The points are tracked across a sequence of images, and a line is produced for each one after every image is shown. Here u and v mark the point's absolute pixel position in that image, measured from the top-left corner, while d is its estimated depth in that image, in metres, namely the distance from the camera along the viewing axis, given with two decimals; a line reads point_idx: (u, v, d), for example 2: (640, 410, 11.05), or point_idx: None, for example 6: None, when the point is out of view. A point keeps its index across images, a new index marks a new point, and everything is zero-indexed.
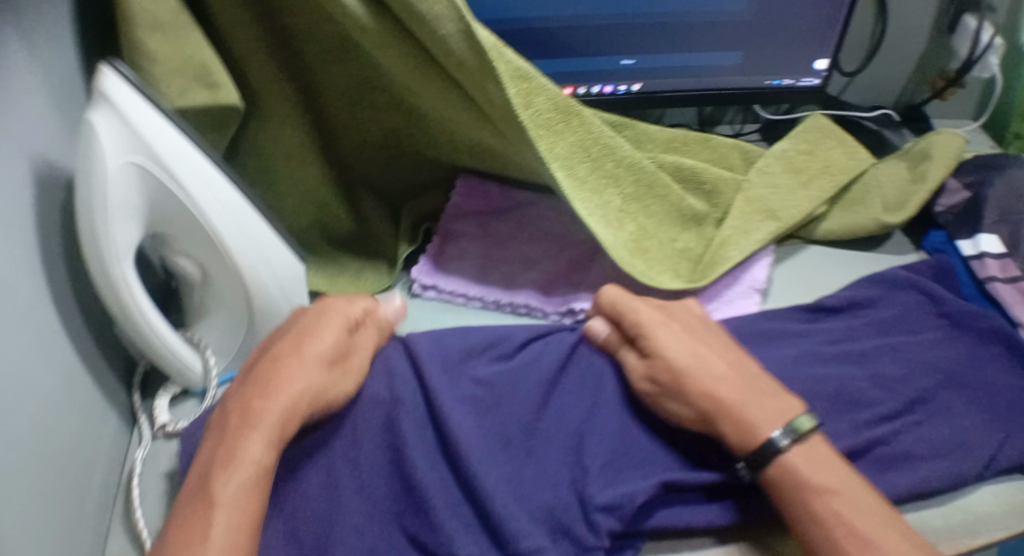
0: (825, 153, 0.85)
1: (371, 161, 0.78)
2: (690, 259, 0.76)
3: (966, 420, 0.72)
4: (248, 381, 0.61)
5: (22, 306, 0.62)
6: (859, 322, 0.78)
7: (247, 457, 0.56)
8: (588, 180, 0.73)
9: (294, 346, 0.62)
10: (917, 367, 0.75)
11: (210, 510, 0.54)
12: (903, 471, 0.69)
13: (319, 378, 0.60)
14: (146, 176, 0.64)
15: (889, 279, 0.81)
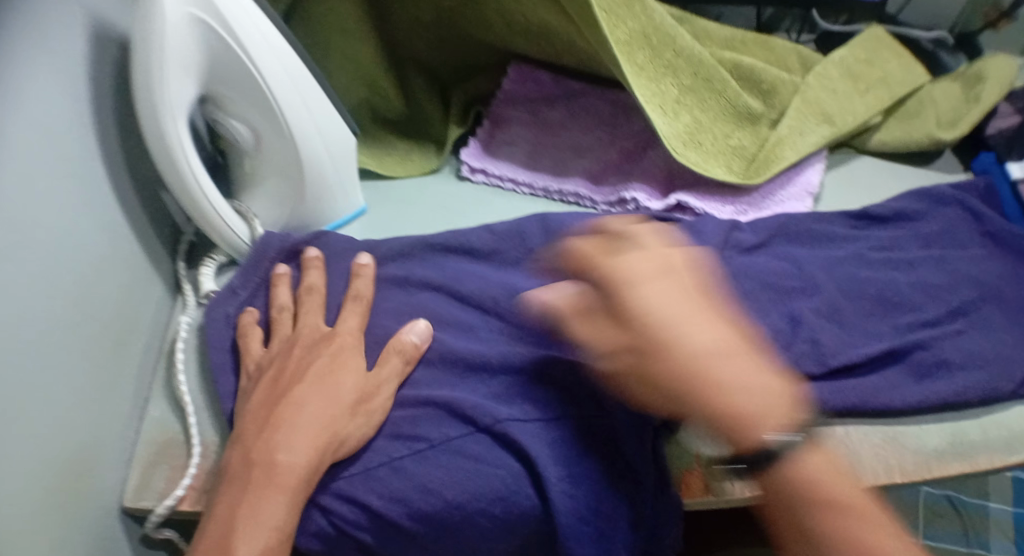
0: (883, 65, 0.83)
1: (425, 42, 0.76)
2: (743, 156, 0.74)
3: (1005, 335, 0.71)
4: (260, 431, 0.58)
5: (69, 153, 0.60)
6: (904, 234, 0.76)
7: (274, 467, 0.56)
8: (647, 67, 0.71)
9: (284, 393, 0.60)
10: (961, 280, 0.73)
11: (272, 495, 0.56)
12: (938, 379, 0.69)
13: (360, 391, 0.61)
14: (204, 31, 0.59)
15: (935, 195, 0.79)
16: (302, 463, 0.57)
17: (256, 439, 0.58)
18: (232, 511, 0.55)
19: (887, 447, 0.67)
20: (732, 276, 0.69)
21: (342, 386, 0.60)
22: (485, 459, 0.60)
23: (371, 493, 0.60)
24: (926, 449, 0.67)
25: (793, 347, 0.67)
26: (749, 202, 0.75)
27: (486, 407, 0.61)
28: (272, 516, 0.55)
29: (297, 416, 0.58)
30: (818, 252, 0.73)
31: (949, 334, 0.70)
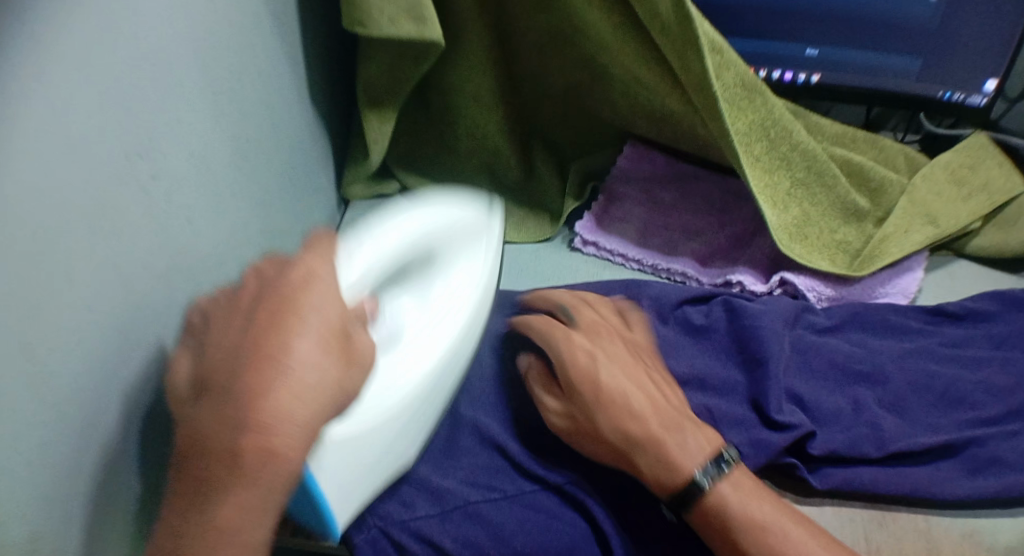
0: (985, 172, 0.85)
1: (551, 115, 0.81)
2: (847, 252, 0.78)
3: None
4: (211, 407, 0.47)
5: (226, 194, 0.66)
6: (976, 333, 0.79)
7: (273, 458, 0.46)
8: (762, 158, 0.75)
9: (236, 349, 0.48)
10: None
11: (260, 502, 0.47)
12: (995, 476, 0.70)
13: (329, 319, 0.49)
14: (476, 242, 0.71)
15: (1016, 299, 0.80)
16: (292, 437, 0.47)
17: (218, 418, 0.47)
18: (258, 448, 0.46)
19: (961, 545, 0.68)
20: (802, 350, 0.73)
21: (300, 345, 0.47)
22: (554, 514, 0.66)
23: (444, 534, 0.65)
24: (997, 549, 0.68)
25: (863, 429, 0.70)
26: (850, 295, 0.78)
27: (558, 469, 0.68)
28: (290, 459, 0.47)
29: (262, 389, 0.46)
30: (877, 341, 0.76)
31: (1007, 433, 0.72)
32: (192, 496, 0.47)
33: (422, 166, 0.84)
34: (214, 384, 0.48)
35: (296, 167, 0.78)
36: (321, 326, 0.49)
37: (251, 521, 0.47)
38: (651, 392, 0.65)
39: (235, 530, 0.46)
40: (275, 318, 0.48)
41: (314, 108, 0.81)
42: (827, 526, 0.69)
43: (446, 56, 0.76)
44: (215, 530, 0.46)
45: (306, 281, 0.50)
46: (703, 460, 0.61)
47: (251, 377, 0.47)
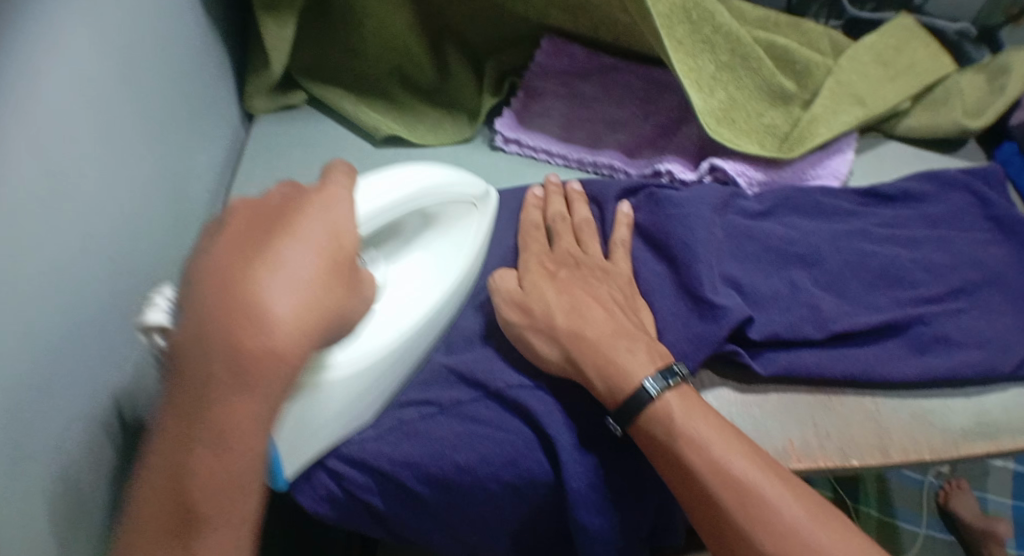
0: (911, 54, 0.83)
1: (462, 11, 0.76)
2: (775, 135, 0.75)
3: (1005, 316, 0.73)
4: (202, 323, 0.49)
5: (116, 101, 0.60)
6: (911, 213, 0.78)
7: (229, 432, 0.50)
8: (684, 41, 0.72)
9: (219, 296, 0.49)
10: (966, 262, 0.75)
11: (235, 459, 0.50)
12: (941, 353, 0.70)
13: (334, 243, 0.53)
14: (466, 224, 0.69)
15: (946, 179, 0.81)
16: (282, 346, 0.50)
17: (202, 338, 0.49)
18: (212, 426, 0.49)
19: (915, 427, 0.69)
20: (738, 236, 0.71)
21: (293, 261, 0.51)
22: (492, 423, 0.62)
23: (380, 458, 0.62)
24: (953, 430, 0.70)
25: (802, 311, 0.68)
26: (782, 180, 0.76)
27: (497, 373, 0.63)
28: (253, 427, 0.50)
29: (251, 319, 0.49)
30: (817, 227, 0.73)
31: (951, 310, 0.72)
32: (174, 414, 0.50)
33: (326, 75, 0.78)
34: (200, 298, 0.50)
35: (195, 80, 0.72)
36: (313, 250, 0.52)
37: (241, 434, 0.50)
38: (609, 302, 0.64)
39: (229, 439, 0.50)
40: (278, 239, 0.52)
41: (207, 14, 0.74)
42: (782, 415, 0.68)
43: None
44: (210, 435, 0.49)
45: (320, 200, 0.55)
46: (641, 366, 0.59)
47: (216, 341, 0.49)
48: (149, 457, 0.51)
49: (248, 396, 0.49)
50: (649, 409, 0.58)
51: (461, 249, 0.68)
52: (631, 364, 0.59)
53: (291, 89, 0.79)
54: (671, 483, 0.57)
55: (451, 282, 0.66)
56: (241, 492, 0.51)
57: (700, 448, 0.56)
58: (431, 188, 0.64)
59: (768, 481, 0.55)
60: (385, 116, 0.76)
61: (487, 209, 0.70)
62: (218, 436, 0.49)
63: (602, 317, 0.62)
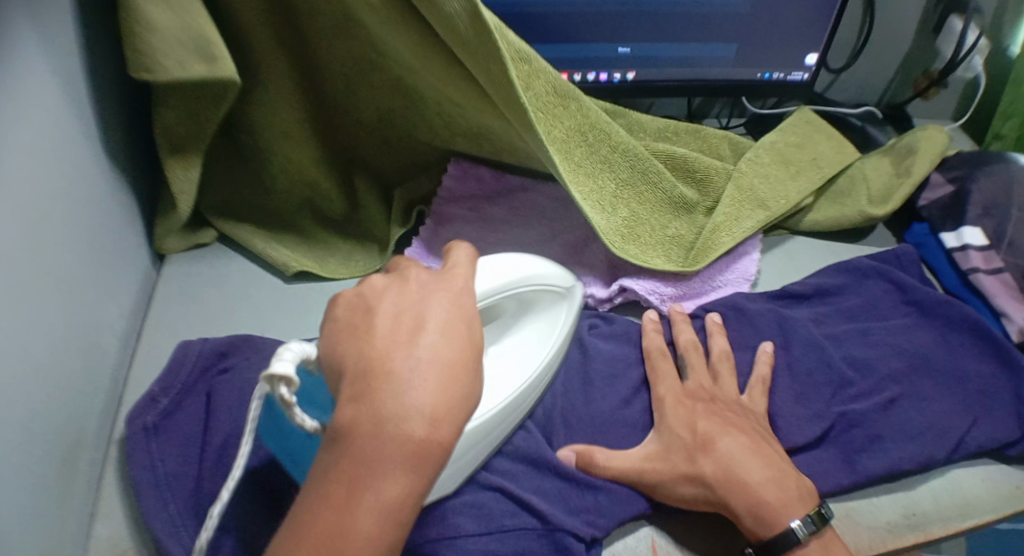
0: (813, 147, 0.86)
1: (368, 143, 0.78)
2: (681, 245, 0.77)
3: (940, 404, 0.73)
4: (358, 403, 0.50)
5: (13, 271, 0.60)
6: (825, 309, 0.79)
7: (358, 506, 0.48)
8: (584, 164, 0.73)
9: (382, 355, 0.51)
10: (885, 354, 0.75)
11: (371, 534, 0.48)
12: (874, 454, 0.70)
13: (470, 328, 0.54)
14: (558, 306, 0.71)
15: (858, 268, 0.82)
16: (429, 431, 0.50)
17: (362, 427, 0.49)
18: (347, 485, 0.49)
19: (840, 529, 0.68)
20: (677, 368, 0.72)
21: (425, 347, 0.51)
22: None
23: None
24: (879, 526, 0.69)
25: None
26: (690, 287, 0.78)
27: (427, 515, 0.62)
28: (389, 491, 0.49)
29: (390, 411, 0.49)
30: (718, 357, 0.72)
31: (880, 406, 0.72)
32: (336, 488, 0.49)
33: (240, 212, 0.80)
34: (353, 376, 0.51)
35: (100, 223, 0.73)
36: (447, 336, 0.52)
37: (399, 513, 0.49)
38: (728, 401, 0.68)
39: (359, 501, 0.49)
40: (419, 314, 0.53)
41: (111, 159, 0.75)
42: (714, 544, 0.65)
43: (246, 91, 0.72)
44: (367, 510, 0.48)
45: (452, 292, 0.55)
46: (731, 440, 0.64)
47: (356, 392, 0.50)
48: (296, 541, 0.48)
49: (399, 473, 0.49)
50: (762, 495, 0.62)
51: (555, 326, 0.70)
52: (734, 439, 0.64)
53: (202, 227, 0.82)
54: (664, 474, 0.63)
55: (534, 370, 0.67)
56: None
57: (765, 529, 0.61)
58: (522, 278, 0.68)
59: (791, 497, 0.62)
60: (295, 251, 0.79)
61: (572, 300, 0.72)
62: (342, 502, 0.48)
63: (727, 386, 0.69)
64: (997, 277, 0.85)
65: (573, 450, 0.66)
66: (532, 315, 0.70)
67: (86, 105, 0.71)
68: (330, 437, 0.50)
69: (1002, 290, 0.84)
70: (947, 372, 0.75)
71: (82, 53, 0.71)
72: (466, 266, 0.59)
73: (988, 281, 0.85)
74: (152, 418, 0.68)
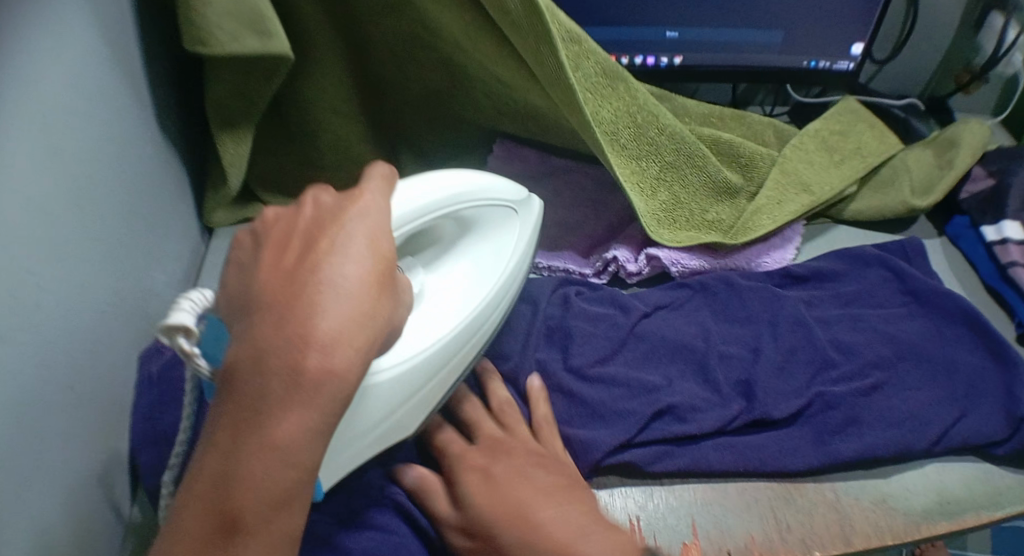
0: (857, 136, 0.85)
1: (413, 121, 0.79)
2: (721, 229, 0.77)
3: (923, 394, 0.72)
4: (256, 337, 0.49)
5: (69, 237, 0.61)
6: (822, 294, 0.79)
7: (268, 442, 0.47)
8: (629, 146, 0.73)
9: (278, 281, 0.50)
10: (891, 343, 0.75)
11: (282, 464, 0.47)
12: (849, 438, 0.70)
13: (373, 251, 0.52)
14: (511, 221, 0.70)
15: (857, 255, 0.82)
16: (336, 360, 0.48)
17: (258, 364, 0.48)
18: (251, 423, 0.48)
19: (876, 514, 0.68)
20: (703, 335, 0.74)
21: (342, 269, 0.50)
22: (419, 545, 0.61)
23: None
24: (915, 512, 0.69)
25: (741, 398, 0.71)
26: (728, 264, 0.79)
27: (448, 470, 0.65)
28: (295, 426, 0.47)
29: (304, 347, 0.48)
30: (687, 322, 0.75)
31: (861, 391, 0.72)
32: (230, 422, 0.48)
33: (286, 185, 0.81)
34: (253, 304, 0.50)
35: (148, 195, 0.73)
36: (359, 263, 0.51)
37: (293, 451, 0.48)
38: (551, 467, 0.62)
39: (258, 432, 0.47)
40: (327, 237, 0.52)
41: (161, 131, 0.76)
42: (738, 510, 0.67)
43: (297, 67, 0.73)
44: (258, 449, 0.47)
45: (355, 208, 0.53)
46: (548, 509, 0.56)
47: (257, 318, 0.49)
48: (198, 465, 0.49)
49: (300, 408, 0.47)
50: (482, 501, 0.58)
51: (508, 244, 0.70)
52: (546, 513, 0.56)
53: (247, 200, 0.83)
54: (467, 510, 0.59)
55: (488, 290, 0.67)
56: (289, 504, 0.49)
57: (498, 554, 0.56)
58: (464, 196, 0.67)
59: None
60: None
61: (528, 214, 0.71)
62: (250, 428, 0.48)
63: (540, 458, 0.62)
64: None
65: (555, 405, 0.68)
66: (481, 235, 0.70)
67: (139, 76, 0.72)
68: (222, 373, 0.50)
69: None
70: (942, 362, 0.75)
71: (135, 23, 0.72)
72: (378, 188, 0.56)
73: None
74: (155, 368, 0.70)
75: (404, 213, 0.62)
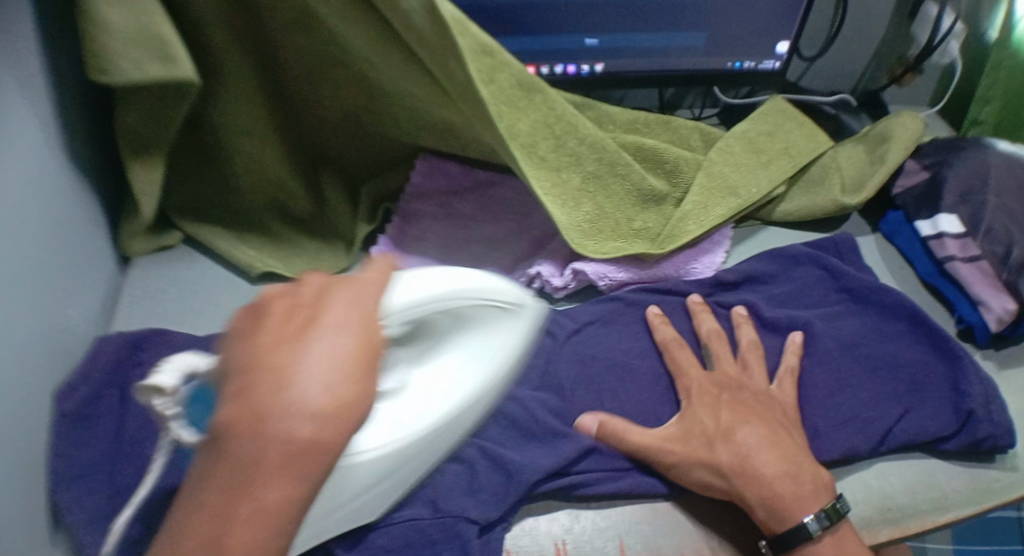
0: (785, 136, 0.85)
1: (333, 139, 0.77)
2: (648, 238, 0.77)
3: (863, 395, 0.72)
4: (236, 407, 0.49)
5: None
6: (757, 298, 0.78)
7: (242, 508, 0.48)
8: (548, 157, 0.72)
9: (265, 353, 0.50)
10: (828, 343, 0.74)
11: (260, 530, 0.48)
12: None
13: (365, 330, 0.53)
14: (512, 316, 0.65)
15: (790, 255, 0.81)
16: (305, 435, 0.49)
17: (258, 430, 0.48)
18: (233, 490, 0.48)
19: None
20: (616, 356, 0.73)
21: (318, 344, 0.50)
22: None
23: None
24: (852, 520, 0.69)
25: (666, 407, 0.70)
26: (656, 274, 0.78)
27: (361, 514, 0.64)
28: (272, 495, 0.48)
29: (273, 416, 0.48)
30: (624, 338, 0.74)
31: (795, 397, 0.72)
32: (218, 491, 0.48)
33: (205, 212, 0.79)
34: (231, 391, 0.49)
35: (59, 228, 0.71)
36: (342, 338, 0.51)
37: (281, 518, 0.49)
38: (770, 417, 0.68)
39: (246, 499, 0.48)
40: (314, 317, 0.52)
41: (71, 160, 0.74)
42: (669, 528, 0.67)
43: (206, 91, 0.70)
44: (246, 518, 0.48)
45: (348, 290, 0.54)
46: (639, 434, 0.67)
47: (230, 394, 0.49)
48: (183, 526, 0.49)
49: (283, 476, 0.48)
50: (683, 467, 0.65)
51: (496, 343, 0.65)
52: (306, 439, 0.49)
53: (167, 228, 0.81)
54: (681, 456, 0.66)
55: (476, 383, 0.64)
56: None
57: (745, 499, 0.64)
58: (450, 294, 0.60)
59: (804, 491, 0.64)
60: (261, 252, 0.78)
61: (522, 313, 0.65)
62: (227, 495, 0.48)
63: (740, 429, 0.66)
64: (972, 264, 0.84)
65: (595, 420, 0.68)
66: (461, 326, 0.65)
67: (44, 104, 0.70)
68: (210, 439, 0.49)
69: (979, 278, 0.84)
70: (883, 359, 0.74)
71: (38, 50, 0.69)
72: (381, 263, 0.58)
73: (964, 269, 0.84)
74: (72, 405, 0.68)
75: (408, 303, 0.58)
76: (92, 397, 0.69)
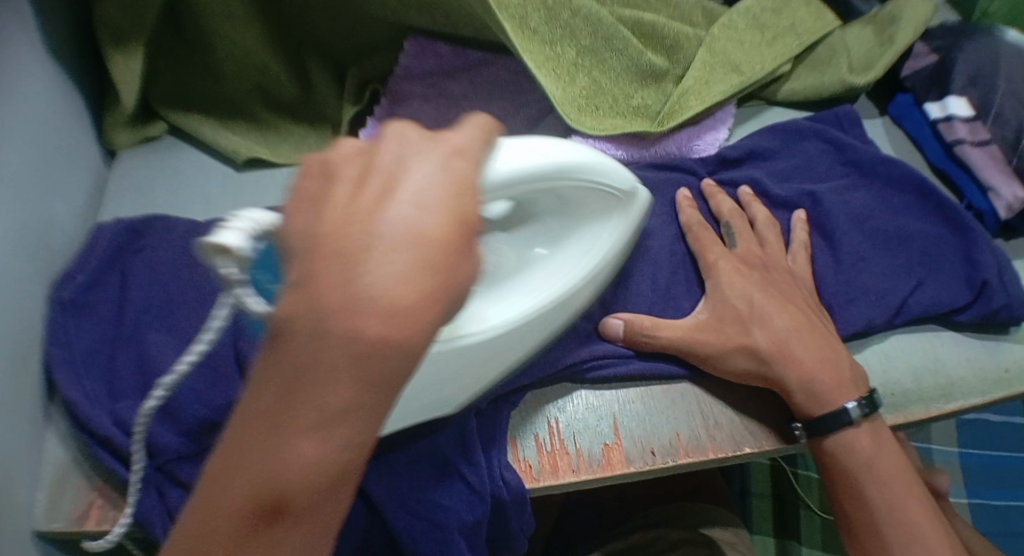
0: (792, 13, 0.81)
1: (318, 23, 0.74)
2: (646, 116, 0.74)
3: (876, 269, 0.70)
4: (289, 296, 0.40)
5: None
6: (761, 172, 0.76)
7: (275, 448, 0.40)
8: (540, 30, 0.69)
9: (335, 230, 0.40)
10: (836, 217, 0.72)
11: (306, 466, 0.40)
12: None
13: (459, 208, 0.41)
14: (627, 201, 0.61)
15: (791, 129, 0.78)
16: (371, 338, 0.39)
17: (303, 326, 0.39)
18: (267, 414, 0.40)
19: None
20: None
21: (400, 213, 0.40)
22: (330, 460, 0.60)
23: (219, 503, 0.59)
24: None
25: (666, 286, 0.69)
26: (655, 152, 0.76)
27: None
28: (345, 406, 0.40)
29: (337, 308, 0.39)
30: None
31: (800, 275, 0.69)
32: (252, 416, 0.41)
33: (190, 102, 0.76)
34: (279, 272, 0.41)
35: (43, 118, 0.68)
36: (423, 208, 0.41)
37: (329, 454, 0.40)
38: (798, 300, 0.66)
39: (282, 420, 0.40)
40: (399, 181, 0.41)
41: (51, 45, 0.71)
42: (665, 408, 0.65)
43: None
44: (293, 443, 0.40)
45: (443, 148, 0.44)
46: (671, 331, 0.64)
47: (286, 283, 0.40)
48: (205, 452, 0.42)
49: (342, 390, 0.39)
50: (718, 352, 0.63)
51: (599, 234, 0.61)
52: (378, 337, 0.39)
53: (151, 119, 0.78)
54: (716, 345, 0.63)
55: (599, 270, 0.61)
56: (320, 510, 0.41)
57: (782, 382, 0.63)
58: (563, 169, 0.54)
59: (844, 378, 0.63)
60: (246, 138, 0.75)
61: (629, 202, 0.61)
62: (301, 420, 0.40)
63: (773, 315, 0.64)
64: (982, 148, 0.81)
65: (620, 319, 0.65)
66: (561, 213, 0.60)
67: None
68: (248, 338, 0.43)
69: (988, 162, 0.81)
70: (894, 231, 0.72)
71: None
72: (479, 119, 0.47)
73: (973, 153, 0.81)
74: (69, 293, 0.66)
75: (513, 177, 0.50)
76: (88, 286, 0.68)
